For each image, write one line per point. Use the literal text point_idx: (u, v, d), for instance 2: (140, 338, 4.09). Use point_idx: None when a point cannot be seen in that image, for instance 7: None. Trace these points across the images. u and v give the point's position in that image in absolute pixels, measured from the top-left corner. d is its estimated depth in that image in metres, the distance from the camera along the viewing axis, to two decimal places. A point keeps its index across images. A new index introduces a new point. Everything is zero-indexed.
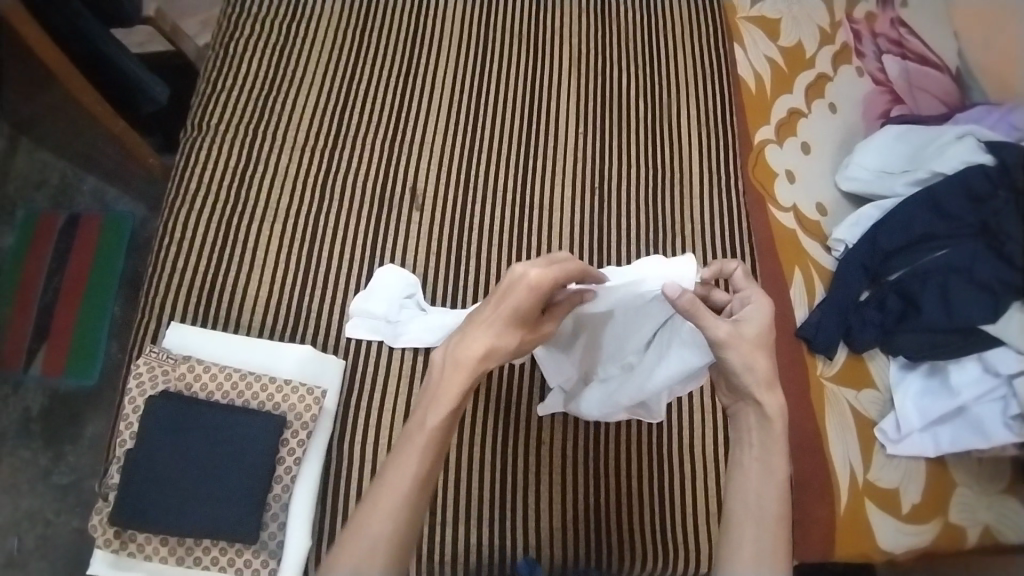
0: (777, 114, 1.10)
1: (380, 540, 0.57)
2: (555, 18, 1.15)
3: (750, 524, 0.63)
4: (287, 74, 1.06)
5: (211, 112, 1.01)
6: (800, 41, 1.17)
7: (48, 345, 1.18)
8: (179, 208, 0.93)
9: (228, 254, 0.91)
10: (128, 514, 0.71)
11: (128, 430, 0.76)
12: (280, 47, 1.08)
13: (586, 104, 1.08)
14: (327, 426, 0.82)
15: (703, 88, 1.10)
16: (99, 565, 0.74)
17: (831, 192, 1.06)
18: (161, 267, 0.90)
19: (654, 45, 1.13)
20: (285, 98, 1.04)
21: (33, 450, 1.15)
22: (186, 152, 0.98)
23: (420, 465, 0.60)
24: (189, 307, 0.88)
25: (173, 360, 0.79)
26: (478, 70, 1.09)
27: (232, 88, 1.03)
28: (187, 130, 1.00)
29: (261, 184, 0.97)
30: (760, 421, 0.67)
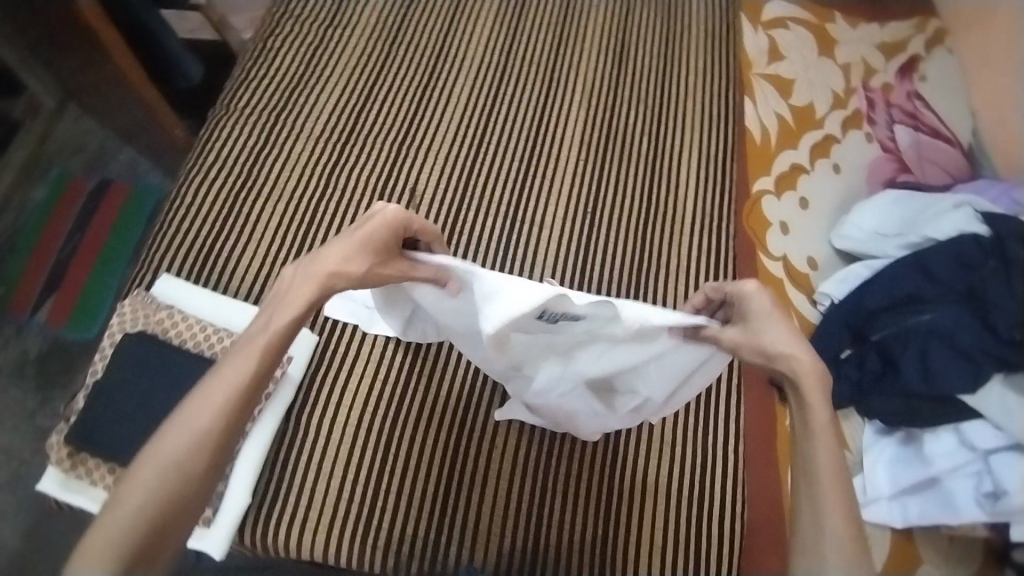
0: (779, 167, 1.12)
1: (202, 434, 0.60)
2: (576, 53, 1.21)
3: (807, 485, 0.63)
4: (316, 72, 1.13)
5: (242, 97, 1.08)
6: (812, 102, 1.20)
7: (55, 298, 1.25)
8: (194, 177, 0.99)
9: (230, 223, 0.96)
10: (84, 435, 0.74)
11: (100, 362, 0.80)
12: (315, 48, 1.15)
13: (593, 132, 1.12)
14: (288, 394, 0.86)
15: (706, 131, 1.14)
16: (48, 483, 0.76)
17: (824, 247, 1.07)
18: (166, 227, 0.95)
19: (665, 87, 1.18)
20: (309, 93, 1.10)
21: (24, 392, 1.20)
22: (212, 129, 1.05)
23: (252, 365, 0.63)
24: (184, 266, 0.93)
25: (156, 305, 0.84)
26: (494, 89, 1.15)
27: (263, 78, 1.11)
28: (217, 111, 1.08)
29: (273, 167, 1.02)
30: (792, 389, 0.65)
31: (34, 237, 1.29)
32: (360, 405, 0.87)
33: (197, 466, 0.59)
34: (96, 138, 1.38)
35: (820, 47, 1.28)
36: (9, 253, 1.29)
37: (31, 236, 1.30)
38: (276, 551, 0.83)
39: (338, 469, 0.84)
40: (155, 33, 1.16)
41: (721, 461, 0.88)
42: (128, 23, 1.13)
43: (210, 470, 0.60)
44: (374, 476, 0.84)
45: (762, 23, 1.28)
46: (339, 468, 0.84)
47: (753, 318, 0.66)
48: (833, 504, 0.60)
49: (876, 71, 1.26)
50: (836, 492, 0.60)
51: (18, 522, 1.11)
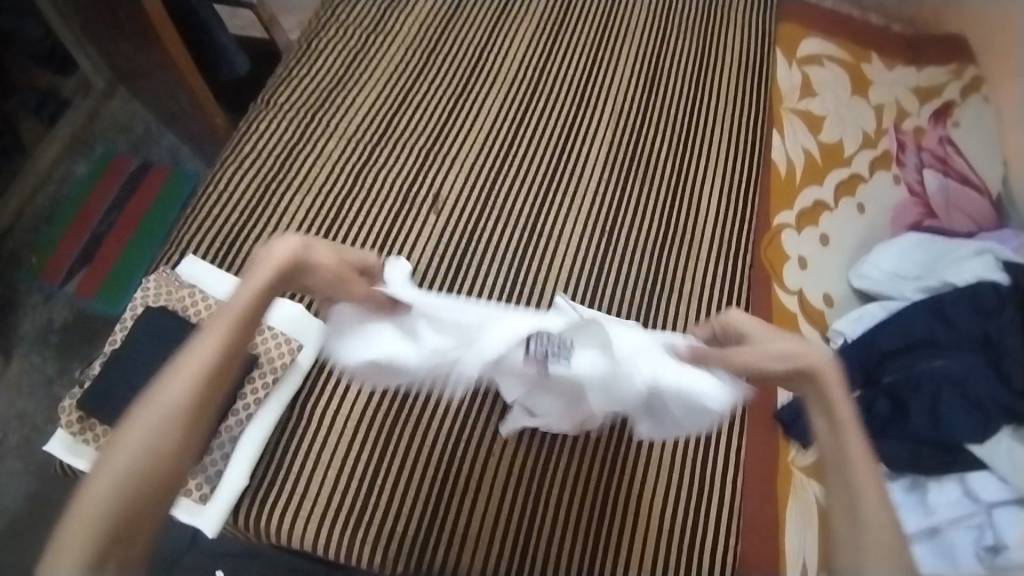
0: (802, 202, 1.12)
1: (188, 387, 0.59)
2: (610, 76, 1.23)
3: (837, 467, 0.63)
4: (356, 75, 1.16)
5: (283, 93, 1.13)
6: (841, 139, 1.22)
7: (87, 270, 1.30)
8: (230, 166, 1.03)
9: (260, 211, 1.00)
10: (97, 399, 0.77)
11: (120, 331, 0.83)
12: (355, 53, 1.19)
13: (620, 153, 1.13)
14: (296, 381, 0.88)
15: (733, 159, 1.15)
16: (55, 445, 0.78)
17: (842, 284, 1.06)
18: (198, 211, 0.99)
19: (695, 113, 1.20)
20: (345, 96, 1.13)
21: (44, 360, 1.25)
22: (252, 122, 1.09)
23: (229, 330, 0.63)
24: (211, 249, 0.96)
25: (179, 283, 0.87)
26: (525, 103, 1.17)
27: (303, 77, 1.15)
28: (259, 105, 1.12)
29: (306, 162, 1.05)
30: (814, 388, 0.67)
31: (72, 211, 1.35)
32: (365, 400, 0.89)
33: (185, 418, 0.57)
34: (140, 122, 1.45)
35: (854, 86, 1.29)
36: (47, 224, 1.34)
37: (68, 210, 1.35)
38: (268, 536, 0.84)
39: (337, 461, 0.85)
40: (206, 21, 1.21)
41: (716, 487, 0.88)
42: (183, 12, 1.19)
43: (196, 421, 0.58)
44: (370, 472, 0.85)
45: (797, 59, 1.31)
46: (337, 460, 0.85)
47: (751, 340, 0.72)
48: (866, 471, 0.62)
49: (909, 115, 1.26)
50: (864, 462, 0.62)
51: (24, 484, 1.14)
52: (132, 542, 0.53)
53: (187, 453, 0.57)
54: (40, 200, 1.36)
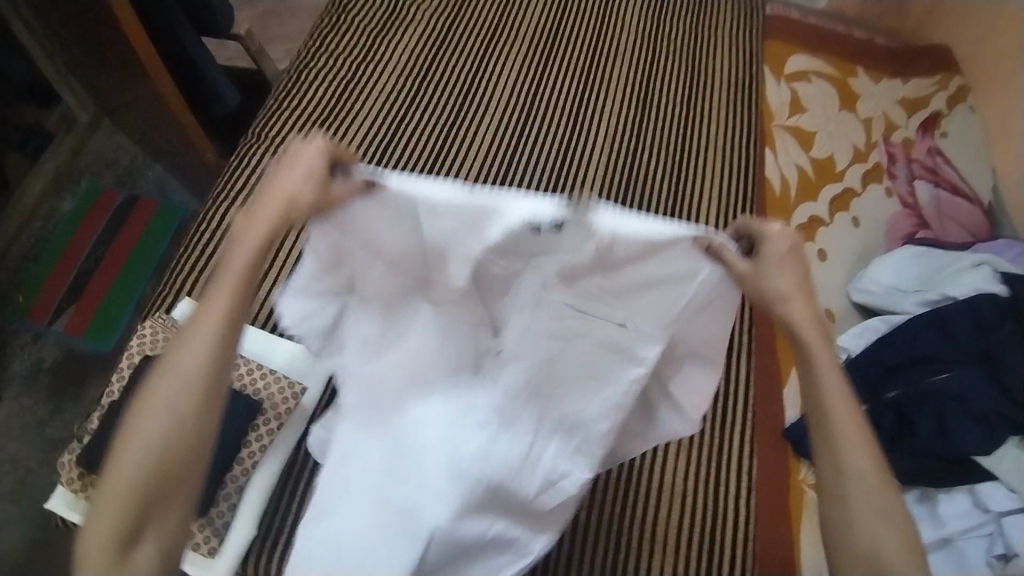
0: (798, 219, 1.14)
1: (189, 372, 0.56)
2: (595, 103, 1.27)
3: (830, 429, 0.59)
4: (345, 113, 1.17)
5: (273, 131, 1.12)
6: (833, 154, 1.24)
7: (75, 308, 1.26)
8: (222, 203, 1.01)
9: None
10: (96, 453, 0.68)
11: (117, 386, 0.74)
12: (344, 89, 1.20)
13: (612, 179, 1.17)
14: (299, 424, 0.83)
15: (727, 181, 1.17)
16: (53, 504, 0.69)
17: (842, 301, 1.06)
18: (189, 250, 0.96)
19: (683, 139, 1.23)
20: (335, 133, 1.15)
21: (35, 401, 1.21)
22: (242, 158, 1.08)
23: (229, 301, 0.58)
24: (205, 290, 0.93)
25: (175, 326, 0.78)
26: (514, 139, 1.21)
27: (296, 116, 1.15)
28: (249, 141, 1.11)
29: None
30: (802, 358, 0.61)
31: (57, 247, 1.31)
32: None
33: (190, 402, 0.56)
34: (126, 154, 1.43)
35: (842, 101, 1.31)
36: (34, 261, 1.31)
37: (54, 246, 1.32)
38: None
39: None
40: (193, 54, 1.15)
41: (733, 508, 0.88)
42: (167, 48, 1.14)
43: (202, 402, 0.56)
44: None
45: (785, 76, 1.34)
46: None
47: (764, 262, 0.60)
48: (858, 445, 0.58)
49: (898, 126, 1.28)
50: (850, 435, 0.58)
51: (18, 530, 1.10)
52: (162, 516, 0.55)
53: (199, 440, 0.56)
54: (25, 237, 1.33)
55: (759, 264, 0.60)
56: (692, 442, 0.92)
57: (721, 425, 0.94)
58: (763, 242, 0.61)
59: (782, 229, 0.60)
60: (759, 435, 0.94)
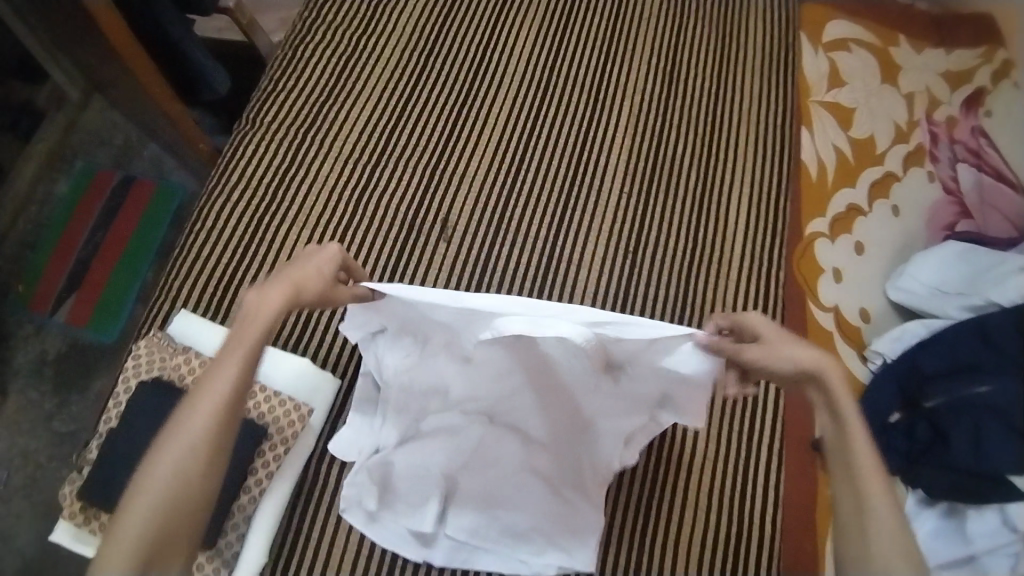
0: (834, 208, 1.07)
1: (199, 432, 0.55)
2: (623, 72, 1.15)
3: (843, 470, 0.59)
4: (345, 86, 1.06)
5: (267, 110, 1.02)
6: (872, 134, 1.16)
7: (75, 299, 1.23)
8: (217, 197, 0.94)
9: (255, 245, 0.92)
10: (98, 488, 0.66)
11: (113, 411, 0.70)
12: (346, 57, 1.09)
13: (639, 160, 1.06)
14: (307, 444, 0.80)
15: (759, 169, 1.09)
16: (59, 534, 0.67)
17: (879, 300, 1.00)
18: (187, 250, 0.90)
19: (715, 115, 1.12)
20: (337, 107, 1.04)
21: (40, 394, 1.18)
22: (236, 143, 0.99)
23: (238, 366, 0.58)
24: (204, 298, 0.88)
25: (172, 349, 0.73)
26: (533, 111, 1.09)
27: (293, 89, 1.04)
28: (243, 122, 1.01)
29: (299, 194, 0.97)
30: (823, 395, 0.63)
31: (55, 234, 1.27)
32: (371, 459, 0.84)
33: (196, 461, 0.54)
34: (120, 133, 1.35)
35: (883, 73, 1.22)
36: (31, 249, 1.26)
37: (52, 234, 1.27)
38: None
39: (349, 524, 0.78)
40: (176, 40, 1.05)
41: (757, 525, 0.85)
42: (158, 45, 1.06)
43: (210, 464, 0.55)
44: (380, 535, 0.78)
45: (823, 44, 1.23)
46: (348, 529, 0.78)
47: (772, 341, 0.66)
48: (874, 480, 0.57)
49: (941, 103, 1.19)
50: (869, 467, 0.58)
51: (33, 525, 1.10)
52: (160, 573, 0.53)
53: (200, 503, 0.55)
54: (21, 223, 1.28)
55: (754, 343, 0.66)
56: (716, 454, 0.89)
57: (747, 437, 0.90)
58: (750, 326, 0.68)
59: (757, 314, 0.68)
60: (786, 444, 0.90)
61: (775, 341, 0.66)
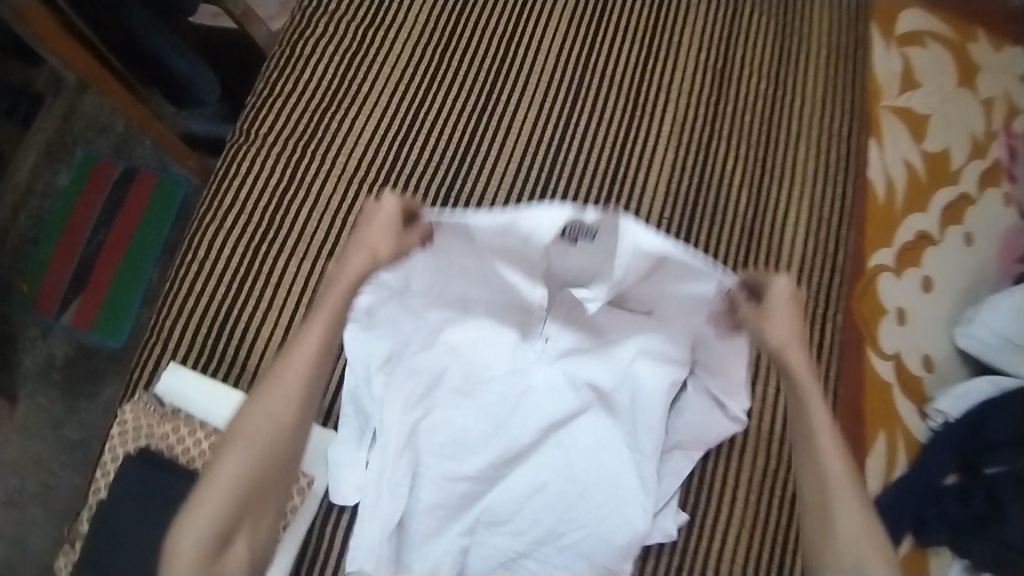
0: (902, 236, 0.96)
1: (291, 393, 0.64)
2: (668, 65, 0.97)
3: (809, 472, 0.64)
4: (348, 91, 0.92)
5: (264, 120, 0.90)
6: (948, 147, 1.03)
7: (81, 300, 1.18)
8: (208, 224, 0.85)
9: (248, 281, 0.82)
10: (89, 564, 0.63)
11: (101, 480, 0.68)
12: (347, 52, 0.95)
13: (681, 175, 0.92)
14: (312, 509, 0.77)
15: (830, 185, 0.92)
16: None
17: (944, 346, 0.91)
18: (176, 286, 0.82)
19: (778, 117, 0.95)
20: (336, 113, 0.91)
21: (49, 399, 1.16)
22: (229, 160, 0.89)
23: (329, 324, 0.66)
24: (191, 344, 0.79)
25: (160, 415, 0.69)
26: (566, 119, 0.94)
27: (290, 95, 0.91)
28: (238, 135, 0.90)
29: (294, 219, 0.85)
30: (789, 382, 0.66)
31: (55, 230, 1.21)
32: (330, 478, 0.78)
33: (288, 419, 0.64)
34: (120, 119, 1.27)
35: (960, 75, 1.08)
36: (34, 244, 1.21)
37: (54, 230, 1.21)
38: None
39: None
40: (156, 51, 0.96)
41: None
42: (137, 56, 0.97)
43: (299, 423, 0.65)
44: None
45: (895, 38, 1.08)
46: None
47: (770, 311, 0.65)
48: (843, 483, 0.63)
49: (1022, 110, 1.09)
50: (812, 479, 0.64)
51: (48, 532, 1.09)
52: (256, 513, 0.63)
53: (288, 455, 0.65)
54: (24, 217, 1.22)
55: (765, 308, 0.65)
56: (756, 526, 0.79)
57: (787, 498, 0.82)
58: (766, 291, 0.66)
59: (781, 284, 0.66)
60: None
61: (782, 315, 0.65)
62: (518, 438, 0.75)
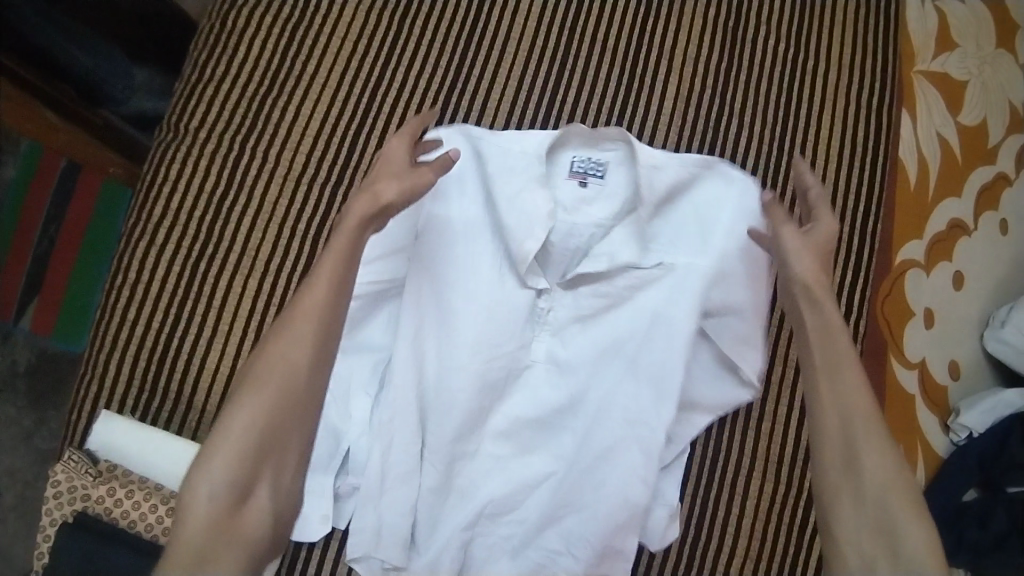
0: (934, 227, 0.86)
1: (309, 327, 0.53)
2: (676, 26, 0.83)
3: (827, 417, 0.54)
4: (295, 70, 0.78)
5: (194, 109, 0.76)
6: (985, 120, 0.92)
7: (39, 300, 1.02)
8: (139, 238, 0.73)
9: (188, 308, 0.72)
10: None
11: (44, 546, 0.63)
12: (289, 20, 0.79)
13: (692, 158, 0.79)
14: None
15: (860, 169, 0.80)
16: None
17: (972, 352, 0.85)
18: (107, 314, 0.71)
19: (805, 86, 0.82)
20: (280, 96, 0.77)
21: (18, 410, 1.03)
22: (156, 160, 0.75)
23: (351, 244, 0.56)
24: (133, 379, 0.70)
25: (93, 478, 0.63)
26: (558, 93, 0.80)
27: (224, 77, 0.77)
28: (165, 129, 0.76)
29: (241, 228, 0.74)
30: (813, 315, 0.57)
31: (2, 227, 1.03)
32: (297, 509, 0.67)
33: (306, 359, 0.53)
34: None
35: (999, 34, 0.96)
36: None
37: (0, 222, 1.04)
38: None
39: None
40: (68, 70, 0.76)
41: None
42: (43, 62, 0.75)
43: (319, 366, 0.54)
44: None
45: None
46: None
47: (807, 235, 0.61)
48: (869, 433, 0.52)
49: None
50: (837, 430, 0.53)
51: (21, 554, 1.00)
52: (277, 465, 0.53)
53: (312, 402, 0.54)
54: None
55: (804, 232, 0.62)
56: (764, 556, 0.73)
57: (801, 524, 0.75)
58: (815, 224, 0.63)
59: (828, 221, 0.63)
60: None
61: (818, 243, 0.61)
62: (514, 411, 0.67)
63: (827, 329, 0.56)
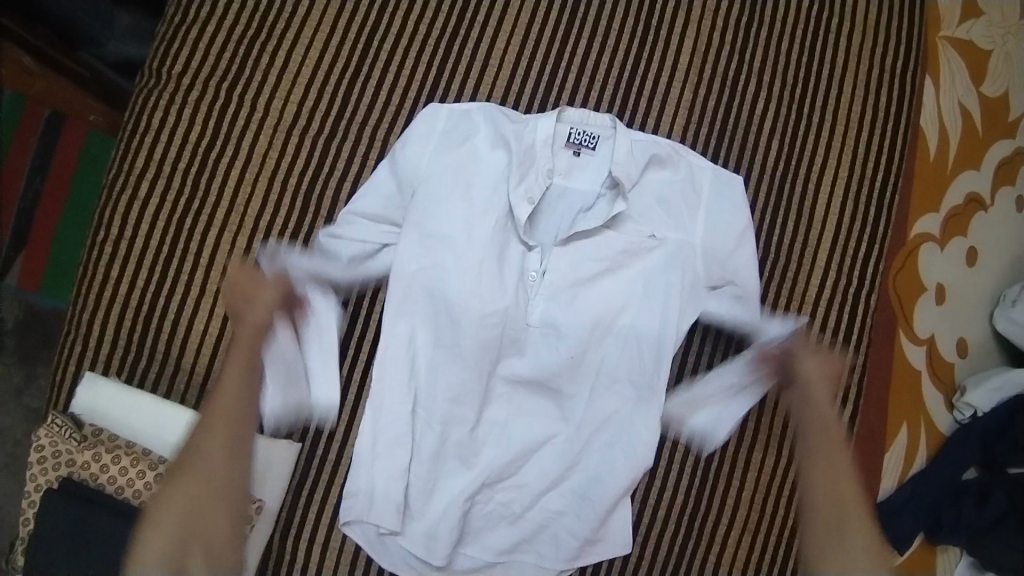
0: (951, 201, 0.83)
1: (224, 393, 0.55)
2: None
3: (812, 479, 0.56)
4: (285, 15, 0.73)
5: (178, 54, 0.71)
6: (1008, 90, 0.89)
7: (25, 258, 0.97)
8: (120, 191, 0.69)
9: (175, 266, 0.69)
10: None
11: (29, 511, 0.62)
12: None
13: (706, 119, 0.75)
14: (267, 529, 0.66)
15: (877, 136, 0.77)
16: None
17: (981, 330, 0.83)
18: (90, 270, 0.68)
19: (827, 47, 0.78)
20: (270, 43, 0.73)
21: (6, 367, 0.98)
22: (138, 107, 0.71)
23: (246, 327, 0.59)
24: (120, 338, 0.68)
25: (78, 443, 0.62)
26: (567, 48, 0.76)
27: (210, 19, 0.72)
28: (146, 74, 0.72)
29: (229, 183, 0.70)
30: (809, 408, 0.60)
31: None
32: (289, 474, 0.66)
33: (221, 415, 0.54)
34: None
35: None
36: None
37: None
38: None
39: None
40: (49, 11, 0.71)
41: None
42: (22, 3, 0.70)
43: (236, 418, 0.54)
44: None
45: None
46: None
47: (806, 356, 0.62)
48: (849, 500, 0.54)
49: None
50: (821, 492, 0.55)
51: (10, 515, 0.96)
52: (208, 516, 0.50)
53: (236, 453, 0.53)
54: None
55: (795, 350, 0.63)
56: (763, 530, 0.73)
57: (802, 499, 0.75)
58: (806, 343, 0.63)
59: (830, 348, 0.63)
60: None
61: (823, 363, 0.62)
62: (512, 376, 0.64)
63: (825, 412, 0.59)
